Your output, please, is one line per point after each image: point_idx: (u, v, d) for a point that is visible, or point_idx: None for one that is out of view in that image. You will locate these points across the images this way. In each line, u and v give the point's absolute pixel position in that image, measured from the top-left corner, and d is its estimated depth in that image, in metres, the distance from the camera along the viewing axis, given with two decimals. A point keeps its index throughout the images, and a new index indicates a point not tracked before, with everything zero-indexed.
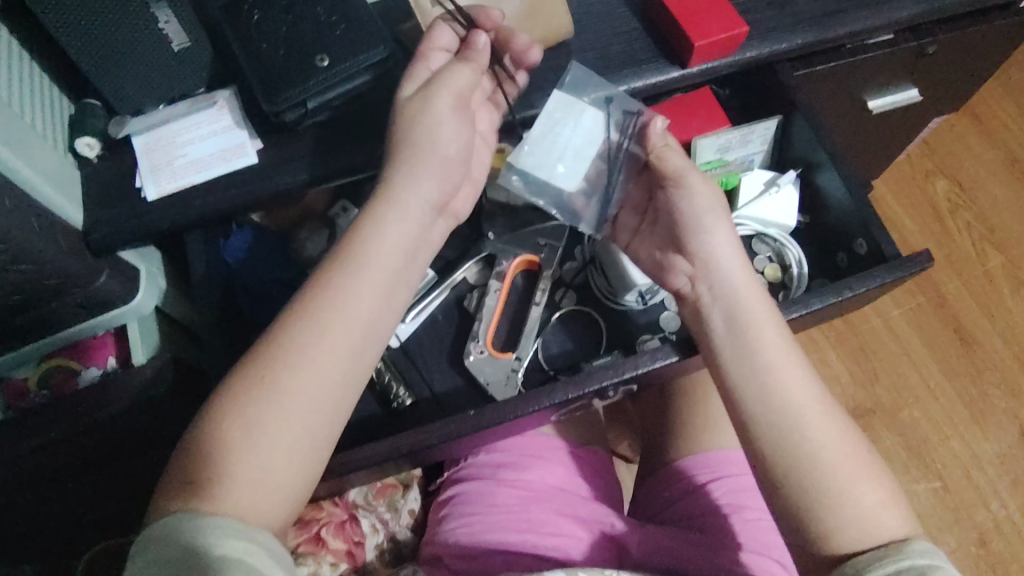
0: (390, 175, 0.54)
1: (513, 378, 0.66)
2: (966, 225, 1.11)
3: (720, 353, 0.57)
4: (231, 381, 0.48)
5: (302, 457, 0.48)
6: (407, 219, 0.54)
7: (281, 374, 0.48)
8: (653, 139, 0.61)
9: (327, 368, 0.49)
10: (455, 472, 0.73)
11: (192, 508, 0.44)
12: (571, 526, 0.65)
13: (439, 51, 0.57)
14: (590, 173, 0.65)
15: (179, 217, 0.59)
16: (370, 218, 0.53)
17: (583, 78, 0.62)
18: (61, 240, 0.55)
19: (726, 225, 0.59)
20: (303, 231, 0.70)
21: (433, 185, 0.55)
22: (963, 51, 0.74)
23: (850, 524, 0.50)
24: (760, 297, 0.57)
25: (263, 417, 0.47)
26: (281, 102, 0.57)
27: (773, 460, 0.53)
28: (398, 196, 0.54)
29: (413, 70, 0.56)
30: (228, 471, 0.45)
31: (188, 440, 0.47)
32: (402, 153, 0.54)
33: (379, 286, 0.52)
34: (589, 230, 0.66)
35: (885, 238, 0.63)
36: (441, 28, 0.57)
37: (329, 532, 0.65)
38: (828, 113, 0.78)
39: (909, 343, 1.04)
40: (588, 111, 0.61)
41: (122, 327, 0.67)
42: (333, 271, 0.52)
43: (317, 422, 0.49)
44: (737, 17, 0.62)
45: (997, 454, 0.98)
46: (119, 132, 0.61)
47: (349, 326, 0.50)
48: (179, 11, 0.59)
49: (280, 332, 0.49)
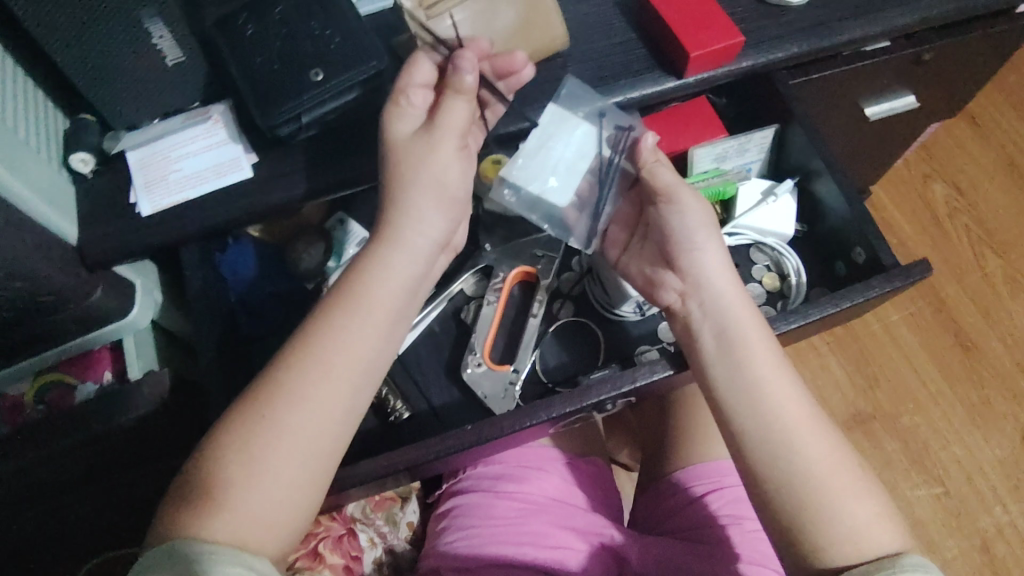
0: (392, 210, 0.54)
1: (511, 391, 0.66)
2: (966, 230, 1.11)
3: (710, 371, 0.56)
4: (232, 416, 0.49)
5: (302, 491, 0.48)
6: (410, 256, 0.55)
7: (281, 411, 0.48)
8: (642, 154, 0.59)
9: (327, 405, 0.49)
10: (455, 483, 0.73)
11: (190, 536, 0.44)
12: (570, 538, 0.65)
13: (420, 87, 0.54)
14: (580, 188, 0.63)
15: (174, 232, 0.59)
16: (372, 255, 0.54)
17: (578, 90, 0.62)
18: (54, 256, 0.55)
19: (718, 243, 0.58)
20: (300, 243, 0.68)
21: (436, 221, 0.56)
22: (960, 58, 0.74)
23: (844, 540, 0.50)
24: (754, 318, 0.57)
25: (263, 453, 0.47)
26: (277, 116, 0.57)
27: (766, 477, 0.53)
28: (402, 234, 0.54)
29: (397, 103, 0.54)
30: (228, 499, 0.46)
31: (188, 469, 0.48)
32: (404, 189, 0.54)
33: (379, 317, 0.52)
34: (579, 245, 0.65)
35: (884, 247, 0.62)
36: (421, 62, 0.54)
37: (326, 547, 0.65)
38: (824, 121, 0.78)
39: (908, 348, 1.04)
40: (579, 126, 0.61)
41: (118, 342, 0.67)
42: (334, 307, 0.52)
43: (317, 457, 0.49)
44: (732, 27, 0.62)
45: (998, 459, 0.98)
46: (113, 147, 0.61)
47: (349, 362, 0.51)
48: (172, 24, 0.57)
49: (281, 369, 0.50)
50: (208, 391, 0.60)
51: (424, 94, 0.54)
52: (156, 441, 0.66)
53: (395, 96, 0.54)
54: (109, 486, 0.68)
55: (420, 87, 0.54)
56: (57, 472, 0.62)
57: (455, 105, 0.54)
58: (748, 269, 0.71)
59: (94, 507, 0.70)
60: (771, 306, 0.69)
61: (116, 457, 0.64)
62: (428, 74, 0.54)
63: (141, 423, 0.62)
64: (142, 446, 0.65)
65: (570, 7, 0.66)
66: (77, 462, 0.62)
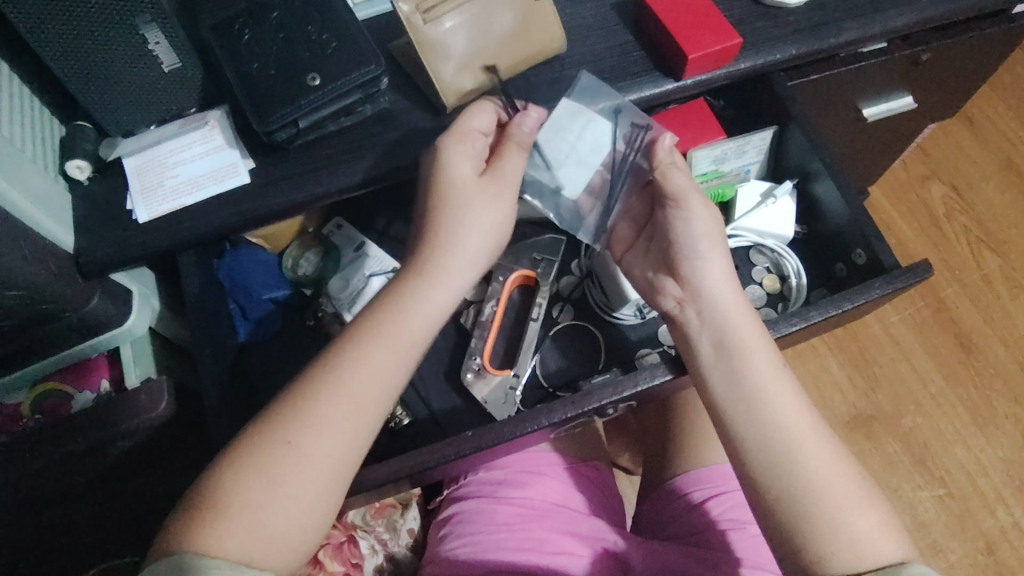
0: (427, 244, 0.55)
1: (511, 396, 0.66)
2: (963, 230, 1.11)
3: (709, 379, 0.56)
4: (252, 436, 0.48)
5: (315, 515, 0.48)
6: (446, 295, 0.55)
7: (306, 437, 0.48)
8: (660, 155, 0.59)
9: (351, 434, 0.49)
10: (456, 489, 0.73)
11: (200, 550, 0.43)
12: (571, 543, 0.64)
13: (476, 134, 0.56)
14: (592, 181, 0.63)
15: (171, 239, 0.58)
16: (404, 288, 0.53)
17: (594, 86, 0.62)
18: (51, 264, 0.54)
19: (722, 253, 0.58)
20: (296, 250, 0.71)
21: (472, 262, 0.56)
22: (956, 58, 0.74)
23: (846, 549, 0.50)
24: (758, 330, 0.57)
25: (284, 476, 0.47)
26: (273, 121, 0.57)
27: (767, 485, 0.53)
28: (435, 268, 0.54)
29: (460, 140, 0.55)
30: (240, 516, 0.45)
31: (201, 483, 0.47)
32: (440, 223, 0.54)
33: (404, 344, 0.52)
34: (588, 239, 0.65)
35: (883, 247, 0.62)
36: (482, 112, 0.57)
37: (326, 554, 0.63)
38: (822, 123, 0.78)
39: (909, 349, 1.04)
40: (594, 120, 0.62)
41: (115, 350, 0.66)
42: (363, 336, 0.51)
43: (335, 483, 0.49)
44: (731, 29, 0.62)
45: (1000, 460, 0.97)
46: (109, 154, 0.61)
47: (374, 393, 0.50)
48: (168, 29, 0.57)
49: (307, 394, 0.49)
50: (206, 398, 0.60)
51: (479, 140, 0.57)
52: (155, 450, 0.65)
53: (459, 134, 0.55)
54: (107, 496, 0.68)
55: (480, 135, 0.57)
56: (55, 483, 0.61)
57: (511, 155, 0.57)
58: (748, 270, 0.71)
59: (92, 516, 0.69)
60: (772, 308, 0.69)
61: (114, 466, 0.64)
62: (488, 124, 0.57)
63: (137, 432, 0.61)
64: (140, 455, 0.64)
65: (567, 11, 0.66)
66: (73, 472, 0.61)
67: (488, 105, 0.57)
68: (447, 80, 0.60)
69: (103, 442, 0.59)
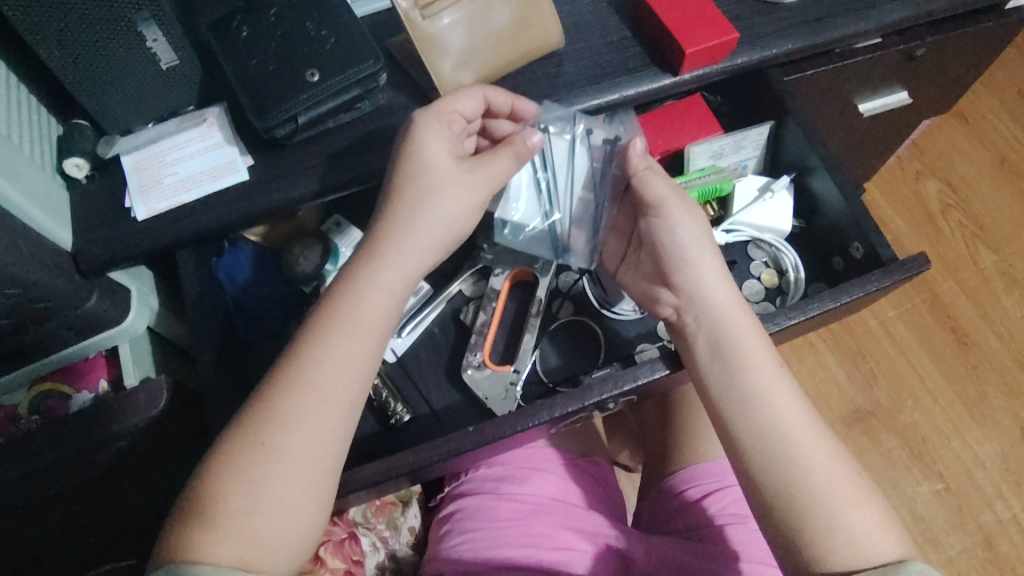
0: (379, 236, 0.53)
1: (512, 392, 0.66)
2: (958, 225, 1.11)
3: (707, 380, 0.56)
4: (232, 440, 0.48)
5: (306, 513, 0.48)
6: (400, 280, 0.53)
7: (277, 437, 0.48)
8: (635, 161, 0.59)
9: (325, 431, 0.49)
10: (456, 487, 0.72)
11: (193, 561, 0.44)
12: (573, 539, 0.64)
13: (454, 116, 0.56)
14: (576, 207, 0.67)
15: (169, 236, 0.58)
16: (355, 276, 0.52)
17: (557, 112, 0.61)
18: (49, 263, 0.54)
19: (710, 254, 0.58)
20: (297, 248, 0.69)
21: (432, 249, 0.54)
22: (951, 53, 0.74)
23: (845, 548, 0.50)
24: (753, 327, 0.57)
25: (270, 482, 0.47)
26: (272, 118, 0.57)
27: (765, 484, 0.53)
28: (392, 254, 0.53)
29: (436, 123, 0.54)
30: (231, 522, 0.45)
31: (189, 492, 0.47)
32: (402, 215, 0.53)
33: (365, 331, 0.51)
34: (583, 263, 0.68)
35: (881, 240, 0.63)
36: (465, 97, 0.56)
37: (328, 551, 0.62)
38: (819, 117, 0.79)
39: (906, 344, 1.04)
40: (570, 144, 0.64)
41: (112, 350, 0.66)
42: (318, 329, 0.51)
43: (317, 482, 0.48)
44: (726, 24, 0.62)
45: (997, 454, 0.98)
46: (107, 152, 0.60)
47: (336, 384, 0.50)
48: (167, 27, 0.57)
49: (272, 395, 0.49)
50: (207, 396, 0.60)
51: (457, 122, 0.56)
52: (155, 451, 0.65)
53: (437, 117, 0.54)
54: (104, 499, 0.67)
55: (458, 118, 0.56)
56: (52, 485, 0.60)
57: (502, 158, 0.56)
58: (746, 265, 0.71)
59: (91, 521, 0.69)
60: (770, 303, 0.69)
61: (116, 468, 0.64)
62: (470, 108, 0.56)
63: (139, 431, 0.61)
64: (140, 455, 0.64)
65: (564, 8, 0.67)
66: (72, 474, 0.61)
67: (477, 91, 0.56)
68: (445, 76, 0.60)
69: (100, 441, 0.59)
